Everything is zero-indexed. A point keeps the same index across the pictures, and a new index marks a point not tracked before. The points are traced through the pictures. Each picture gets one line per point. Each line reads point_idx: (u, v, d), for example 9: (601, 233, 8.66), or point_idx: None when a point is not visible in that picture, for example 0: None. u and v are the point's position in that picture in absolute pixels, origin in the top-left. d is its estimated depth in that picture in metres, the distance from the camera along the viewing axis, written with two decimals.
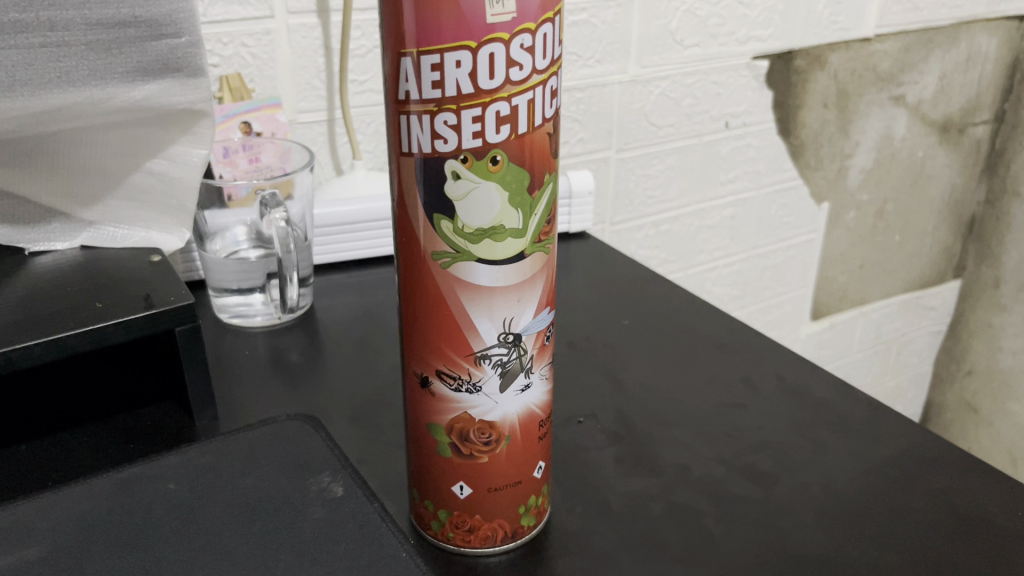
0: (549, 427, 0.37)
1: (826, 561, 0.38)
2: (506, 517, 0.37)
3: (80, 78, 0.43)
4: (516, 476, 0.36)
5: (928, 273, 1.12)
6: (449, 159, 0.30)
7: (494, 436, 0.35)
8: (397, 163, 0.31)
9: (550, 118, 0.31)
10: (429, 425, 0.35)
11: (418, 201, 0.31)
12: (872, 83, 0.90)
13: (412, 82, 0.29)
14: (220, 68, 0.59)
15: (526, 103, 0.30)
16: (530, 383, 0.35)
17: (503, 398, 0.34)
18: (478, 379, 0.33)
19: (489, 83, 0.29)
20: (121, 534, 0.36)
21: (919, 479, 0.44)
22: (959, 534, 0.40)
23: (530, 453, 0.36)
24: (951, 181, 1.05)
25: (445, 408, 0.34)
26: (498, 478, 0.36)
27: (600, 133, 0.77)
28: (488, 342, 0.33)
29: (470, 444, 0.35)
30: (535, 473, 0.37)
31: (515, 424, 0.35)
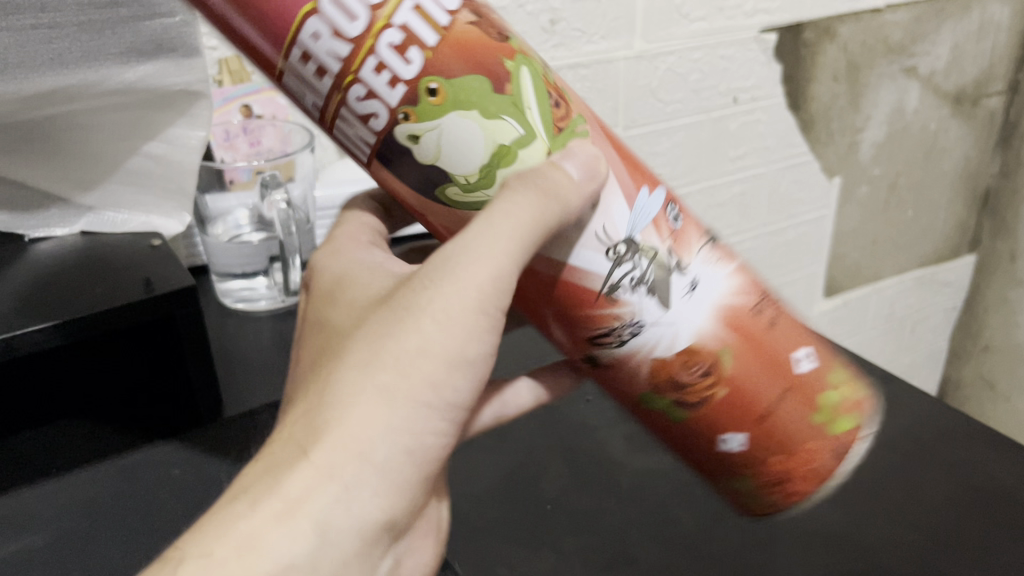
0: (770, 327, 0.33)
1: (840, 536, 0.38)
2: (792, 446, 0.34)
3: (74, 60, 0.42)
4: (765, 404, 0.33)
5: (942, 247, 1.11)
6: (396, 128, 0.28)
7: (704, 362, 0.32)
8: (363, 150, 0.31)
9: (463, 8, 0.28)
10: (643, 399, 0.34)
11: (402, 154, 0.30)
12: (882, 54, 0.88)
13: (307, 89, 0.28)
14: (218, 51, 0.56)
15: (413, 12, 0.27)
16: (694, 280, 0.32)
17: (672, 313, 0.31)
18: (631, 317, 0.31)
19: (356, 26, 0.27)
20: (129, 519, 0.39)
21: (934, 451, 0.43)
22: (974, 507, 0.39)
23: (770, 372, 0.33)
24: (964, 152, 1.03)
25: (634, 370, 0.33)
26: (734, 402, 0.33)
27: (606, 111, 0.76)
28: (605, 272, 0.31)
29: (689, 385, 0.32)
30: (788, 381, 0.33)
31: (719, 336, 0.32)
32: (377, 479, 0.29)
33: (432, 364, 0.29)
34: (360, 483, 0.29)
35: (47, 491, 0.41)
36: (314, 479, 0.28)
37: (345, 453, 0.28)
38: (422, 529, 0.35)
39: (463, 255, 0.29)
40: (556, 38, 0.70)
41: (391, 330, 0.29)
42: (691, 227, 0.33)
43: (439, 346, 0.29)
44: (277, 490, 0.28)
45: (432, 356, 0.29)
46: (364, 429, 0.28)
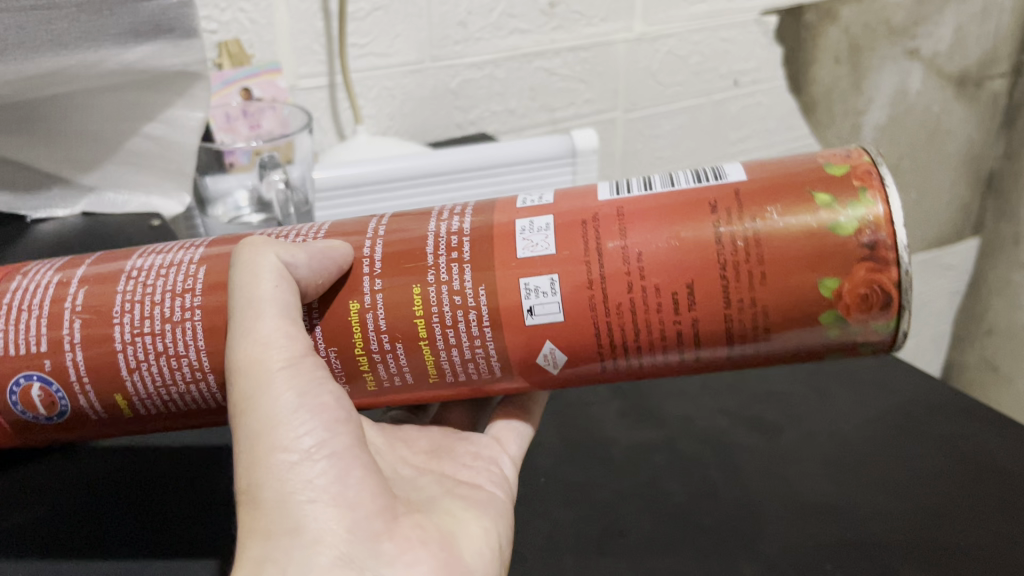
0: (660, 278, 0.33)
1: (833, 507, 0.41)
2: (829, 267, 0.32)
3: (72, 41, 0.42)
4: (754, 273, 0.32)
5: (946, 230, 1.10)
6: (46, 368, 0.35)
7: (631, 271, 0.33)
8: (387, 324, 0.34)
9: (79, 291, 0.36)
10: (690, 334, 0.33)
11: (460, 268, 0.34)
12: (885, 36, 0.87)
13: (15, 334, 0.36)
14: (218, 34, 0.57)
15: (46, 319, 0.36)
16: (539, 303, 0.33)
17: (540, 308, 0.33)
18: (530, 309, 0.33)
19: (33, 347, 0.35)
20: (127, 496, 0.40)
21: (922, 429, 0.47)
22: (958, 476, 0.43)
23: (701, 261, 0.32)
24: (968, 135, 1.03)
25: (632, 305, 0.33)
26: (687, 270, 0.32)
27: (606, 93, 0.76)
28: (524, 304, 0.33)
29: (663, 314, 0.33)
30: (719, 259, 0.32)
31: (590, 297, 0.33)
32: (313, 517, 0.31)
33: (279, 414, 0.32)
34: (292, 531, 0.30)
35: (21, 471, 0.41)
36: (274, 492, 0.31)
37: (267, 524, 0.30)
38: (417, 534, 0.34)
39: (238, 334, 0.33)
40: (555, 21, 0.70)
41: (249, 373, 0.32)
42: (534, 270, 0.33)
43: (266, 406, 0.32)
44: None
45: (271, 412, 0.32)
46: (280, 440, 0.31)
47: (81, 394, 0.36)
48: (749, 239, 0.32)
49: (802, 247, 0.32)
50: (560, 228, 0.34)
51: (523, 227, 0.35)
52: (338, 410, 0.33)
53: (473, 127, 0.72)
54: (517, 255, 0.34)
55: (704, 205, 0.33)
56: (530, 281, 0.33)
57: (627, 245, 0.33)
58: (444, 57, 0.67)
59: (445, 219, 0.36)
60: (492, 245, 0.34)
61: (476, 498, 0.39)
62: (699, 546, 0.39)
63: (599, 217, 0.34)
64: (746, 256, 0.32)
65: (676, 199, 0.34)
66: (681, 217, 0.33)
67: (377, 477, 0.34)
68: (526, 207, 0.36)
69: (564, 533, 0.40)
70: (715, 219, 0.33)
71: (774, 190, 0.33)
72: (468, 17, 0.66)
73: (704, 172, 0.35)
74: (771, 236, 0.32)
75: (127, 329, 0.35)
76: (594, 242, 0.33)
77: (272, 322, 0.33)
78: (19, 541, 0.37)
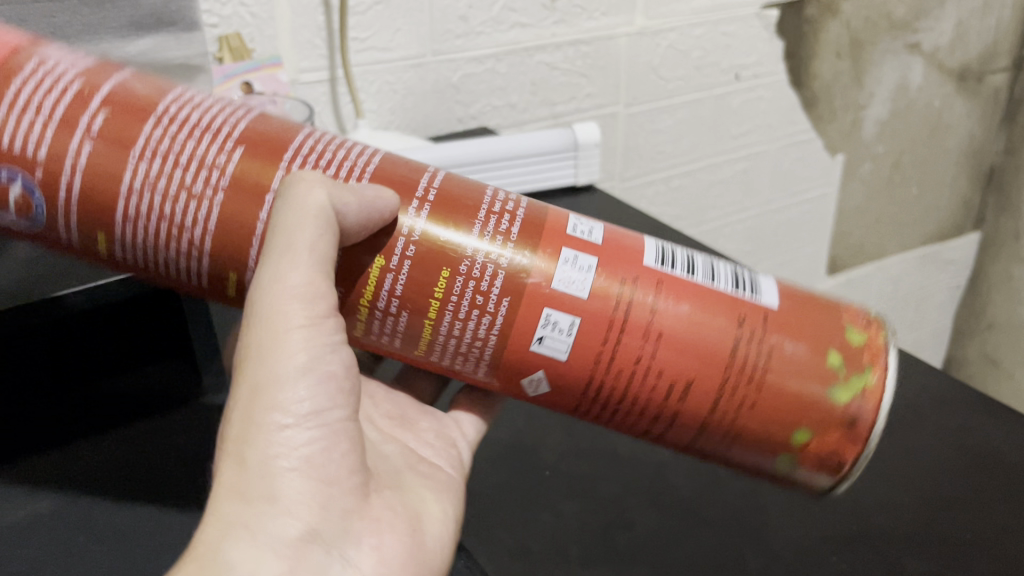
0: (671, 367, 0.32)
1: (836, 499, 0.41)
2: (807, 420, 0.33)
3: (74, 33, 0.42)
4: (743, 389, 0.33)
5: (947, 225, 1.10)
6: (34, 174, 0.30)
7: (649, 339, 0.32)
8: (403, 289, 0.32)
9: (101, 106, 0.31)
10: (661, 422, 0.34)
11: (494, 270, 0.32)
12: (886, 31, 0.87)
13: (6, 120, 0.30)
14: (219, 28, 0.57)
15: (51, 124, 0.30)
16: (551, 330, 0.32)
17: (549, 339, 0.32)
18: (541, 336, 0.32)
19: (28, 150, 0.30)
20: (132, 479, 0.41)
21: (929, 420, 0.47)
22: (962, 468, 0.43)
23: (705, 369, 0.33)
24: (969, 130, 1.03)
25: (635, 371, 0.33)
26: (690, 373, 0.33)
27: (607, 88, 0.76)
28: (536, 330, 0.32)
29: (649, 399, 0.33)
30: (723, 374, 0.33)
31: (602, 346, 0.32)
32: (292, 486, 0.30)
33: (283, 376, 0.31)
34: (269, 500, 0.30)
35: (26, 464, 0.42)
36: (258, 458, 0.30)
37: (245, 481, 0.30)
38: (387, 516, 0.34)
39: (264, 274, 0.31)
40: (556, 15, 0.70)
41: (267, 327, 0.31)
42: (564, 305, 0.32)
43: (277, 360, 0.31)
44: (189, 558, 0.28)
45: (278, 369, 0.31)
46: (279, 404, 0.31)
47: (60, 210, 0.31)
48: (764, 350, 0.33)
49: (800, 386, 0.33)
50: (603, 276, 0.32)
51: (568, 254, 0.33)
52: (343, 382, 0.32)
53: (474, 121, 0.72)
54: (553, 283, 0.32)
55: (733, 314, 0.33)
56: (553, 314, 0.32)
57: (655, 319, 0.32)
58: (443, 49, 0.66)
59: (498, 211, 0.33)
60: (537, 250, 0.32)
61: (440, 479, 0.39)
62: (703, 538, 0.39)
63: (641, 277, 0.33)
64: (747, 380, 0.33)
65: (711, 294, 0.33)
66: (715, 313, 0.33)
67: (358, 452, 0.33)
68: (577, 235, 0.33)
69: (568, 524, 0.40)
70: (737, 339, 0.33)
71: (800, 327, 0.33)
72: (469, 11, 0.65)
73: (743, 273, 0.35)
74: (776, 372, 0.33)
75: (137, 176, 0.31)
76: (628, 299, 0.32)
77: (302, 276, 0.30)
78: (29, 531, 0.38)
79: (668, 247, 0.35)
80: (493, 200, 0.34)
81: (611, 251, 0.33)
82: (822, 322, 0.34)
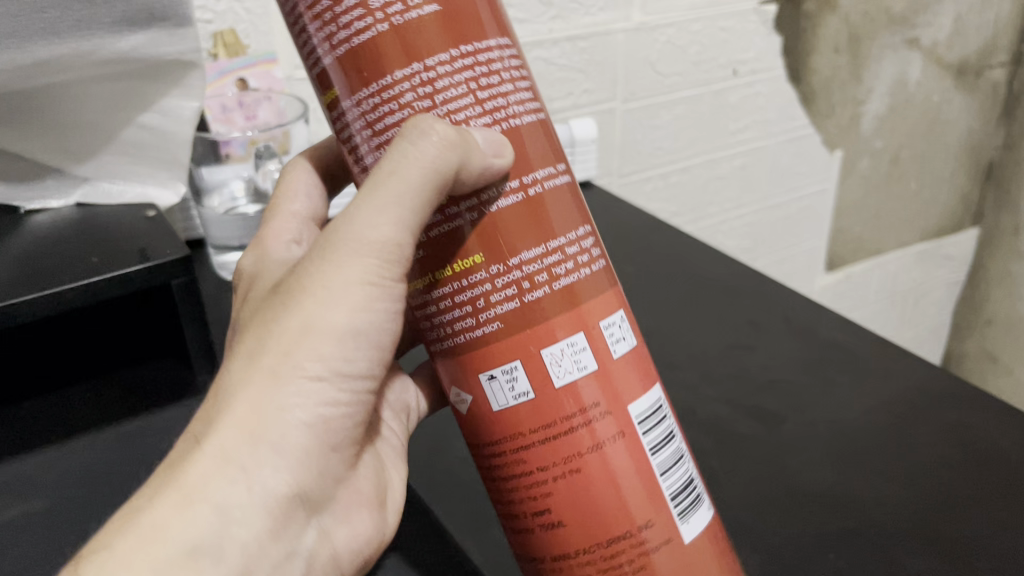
0: (571, 493, 0.30)
1: (835, 495, 0.41)
2: None
3: (66, 29, 0.42)
4: (600, 544, 0.30)
5: (946, 220, 1.10)
6: None
7: (567, 454, 0.30)
8: (435, 236, 0.29)
9: None
10: (514, 516, 0.32)
11: (512, 296, 0.29)
12: (884, 25, 0.87)
13: None
14: (213, 24, 0.56)
15: None
16: (499, 377, 0.30)
17: (493, 385, 0.30)
18: (494, 374, 0.30)
19: None
20: (123, 481, 0.41)
21: (929, 417, 0.46)
22: (960, 464, 0.43)
23: (586, 517, 0.30)
24: (968, 125, 1.02)
25: (535, 460, 0.30)
26: (568, 513, 0.30)
27: (604, 84, 0.76)
28: (491, 368, 0.30)
29: (526, 499, 0.31)
30: (601, 530, 0.30)
31: (529, 416, 0.30)
32: (294, 443, 0.28)
33: (329, 326, 0.28)
34: (275, 450, 0.28)
35: (19, 466, 0.42)
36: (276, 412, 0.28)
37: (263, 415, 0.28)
38: (365, 487, 0.34)
39: (359, 212, 0.28)
40: (553, 10, 0.69)
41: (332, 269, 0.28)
42: (534, 376, 0.29)
43: (328, 310, 0.28)
44: (178, 479, 0.27)
45: (335, 318, 0.28)
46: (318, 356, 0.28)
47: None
48: (654, 539, 0.31)
49: None
50: (588, 380, 0.30)
51: (576, 340, 0.29)
52: (383, 351, 0.31)
53: None
54: (541, 348, 0.29)
55: (648, 509, 0.30)
56: (518, 369, 0.29)
57: (594, 452, 0.30)
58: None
59: (564, 257, 0.29)
60: (564, 312, 0.29)
61: (404, 450, 0.38)
62: None
63: (609, 414, 0.30)
64: (622, 551, 0.30)
65: (653, 479, 0.31)
66: (637, 495, 0.30)
67: (359, 429, 0.32)
68: (608, 334, 0.30)
69: None
70: (642, 531, 0.30)
71: (688, 563, 0.31)
72: None
73: (696, 490, 0.32)
74: (647, 571, 0.31)
75: None
76: (588, 416, 0.30)
77: (391, 235, 0.28)
78: (19, 532, 0.38)
79: (665, 411, 0.32)
80: (576, 240, 0.30)
81: (613, 373, 0.30)
82: None
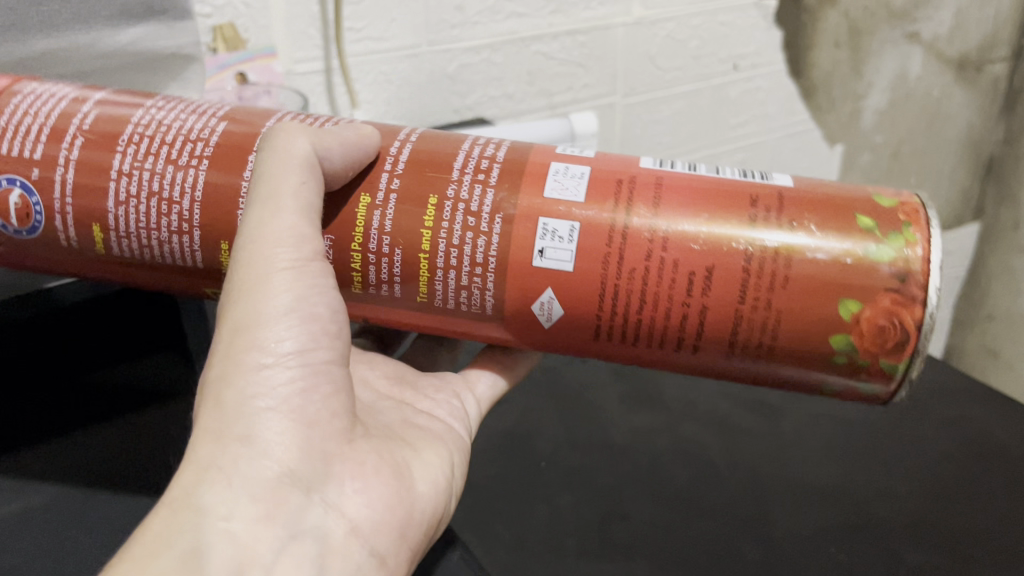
0: (676, 259, 0.34)
1: (835, 489, 0.41)
2: (827, 331, 0.34)
3: (63, 23, 0.43)
4: (741, 293, 0.34)
5: (946, 216, 1.10)
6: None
7: (632, 260, 0.34)
8: (391, 228, 0.35)
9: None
10: (680, 327, 0.35)
11: (483, 189, 0.35)
12: (885, 20, 0.87)
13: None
14: (212, 18, 0.56)
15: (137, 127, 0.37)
16: (550, 241, 0.35)
17: (546, 245, 0.35)
18: (541, 249, 0.35)
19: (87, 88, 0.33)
20: (126, 472, 0.42)
21: (931, 412, 0.46)
22: (962, 459, 0.43)
23: (719, 279, 0.34)
24: (968, 120, 1.02)
25: (615, 287, 0.35)
26: (692, 270, 0.34)
27: (604, 78, 0.76)
28: (537, 244, 0.35)
29: (659, 304, 0.35)
30: (730, 270, 0.34)
31: (586, 249, 0.35)
32: (265, 422, 0.32)
33: (264, 316, 0.33)
34: (243, 440, 0.31)
35: (21, 461, 0.42)
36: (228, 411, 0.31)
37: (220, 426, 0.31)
38: (372, 461, 0.35)
39: (253, 224, 0.34)
40: (552, 5, 0.69)
41: (256, 283, 0.33)
42: (556, 215, 0.35)
43: (258, 301, 0.33)
44: (166, 494, 0.30)
45: (261, 309, 0.33)
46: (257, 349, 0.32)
47: (58, 214, 0.37)
48: (786, 233, 0.34)
49: (824, 283, 0.34)
50: (592, 183, 0.36)
51: (555, 169, 0.36)
52: (330, 324, 0.34)
53: (470, 112, 0.71)
54: (545, 194, 0.35)
55: (745, 198, 0.35)
56: (548, 222, 0.35)
57: (655, 234, 0.34)
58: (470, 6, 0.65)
59: (478, 148, 0.37)
60: (524, 177, 0.36)
61: (435, 430, 0.40)
62: (701, 529, 0.39)
63: (628, 184, 0.36)
64: (770, 276, 0.34)
65: (713, 193, 0.36)
66: (717, 206, 0.35)
67: (343, 394, 0.35)
68: (562, 155, 0.37)
69: (564, 516, 0.40)
70: (748, 256, 0.34)
71: (814, 214, 0.35)
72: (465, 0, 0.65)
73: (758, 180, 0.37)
74: (800, 269, 0.34)
75: (127, 159, 0.36)
76: (619, 218, 0.35)
77: (290, 218, 0.33)
78: (20, 528, 0.38)
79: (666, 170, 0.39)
80: (474, 146, 0.37)
81: (593, 215, 0.35)
82: (832, 201, 0.35)
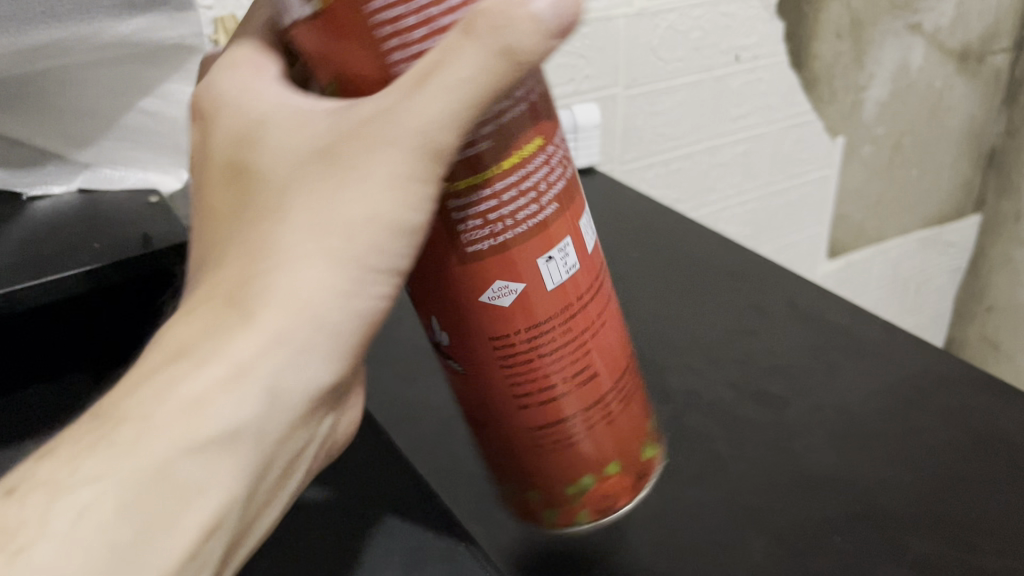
0: (593, 352, 0.34)
1: (837, 479, 0.41)
2: (589, 471, 0.36)
3: (64, 13, 0.41)
4: (586, 405, 0.35)
5: (948, 207, 1.10)
6: None
7: (584, 326, 0.33)
8: (487, 151, 0.28)
9: None
10: (538, 390, 0.34)
11: (557, 180, 0.30)
12: (887, 11, 0.86)
13: None
14: (213, 9, 0.56)
15: None
16: (558, 258, 0.31)
17: (555, 258, 0.31)
18: (551, 256, 0.31)
19: None
20: None
21: (935, 401, 0.46)
22: (966, 448, 0.43)
23: (591, 386, 0.34)
24: (970, 111, 1.02)
25: (566, 329, 0.32)
26: (585, 367, 0.34)
27: (606, 70, 0.75)
28: (548, 256, 0.31)
29: (560, 371, 0.33)
30: (597, 385, 0.35)
31: (572, 292, 0.32)
32: (279, 362, 0.27)
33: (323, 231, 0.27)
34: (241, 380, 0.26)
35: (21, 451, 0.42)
36: (259, 333, 0.27)
37: (202, 352, 0.27)
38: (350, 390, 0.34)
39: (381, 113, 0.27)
40: None
41: (341, 189, 0.27)
42: (579, 252, 0.32)
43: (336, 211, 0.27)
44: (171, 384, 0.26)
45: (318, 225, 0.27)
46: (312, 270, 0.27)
47: None
48: (633, 388, 0.37)
49: (613, 440, 0.37)
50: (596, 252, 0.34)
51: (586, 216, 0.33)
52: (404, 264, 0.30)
53: None
54: (577, 222, 0.32)
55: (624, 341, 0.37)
56: (569, 247, 0.31)
57: (601, 330, 0.34)
58: None
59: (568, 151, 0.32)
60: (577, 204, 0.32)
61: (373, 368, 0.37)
62: (704, 520, 0.39)
63: (607, 272, 0.35)
64: (601, 409, 0.35)
65: (620, 323, 0.36)
66: (620, 342, 0.36)
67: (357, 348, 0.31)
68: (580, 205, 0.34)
69: None
70: (612, 384, 0.35)
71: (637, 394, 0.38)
72: None
73: None
74: (616, 417, 0.36)
75: None
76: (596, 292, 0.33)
77: (440, 137, 0.26)
78: None
79: None
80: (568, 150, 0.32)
81: (588, 267, 0.33)
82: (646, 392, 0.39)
